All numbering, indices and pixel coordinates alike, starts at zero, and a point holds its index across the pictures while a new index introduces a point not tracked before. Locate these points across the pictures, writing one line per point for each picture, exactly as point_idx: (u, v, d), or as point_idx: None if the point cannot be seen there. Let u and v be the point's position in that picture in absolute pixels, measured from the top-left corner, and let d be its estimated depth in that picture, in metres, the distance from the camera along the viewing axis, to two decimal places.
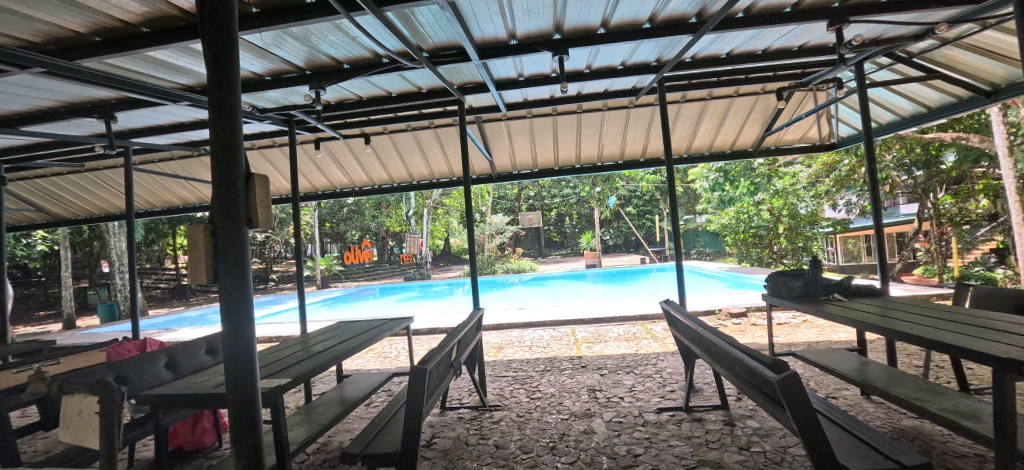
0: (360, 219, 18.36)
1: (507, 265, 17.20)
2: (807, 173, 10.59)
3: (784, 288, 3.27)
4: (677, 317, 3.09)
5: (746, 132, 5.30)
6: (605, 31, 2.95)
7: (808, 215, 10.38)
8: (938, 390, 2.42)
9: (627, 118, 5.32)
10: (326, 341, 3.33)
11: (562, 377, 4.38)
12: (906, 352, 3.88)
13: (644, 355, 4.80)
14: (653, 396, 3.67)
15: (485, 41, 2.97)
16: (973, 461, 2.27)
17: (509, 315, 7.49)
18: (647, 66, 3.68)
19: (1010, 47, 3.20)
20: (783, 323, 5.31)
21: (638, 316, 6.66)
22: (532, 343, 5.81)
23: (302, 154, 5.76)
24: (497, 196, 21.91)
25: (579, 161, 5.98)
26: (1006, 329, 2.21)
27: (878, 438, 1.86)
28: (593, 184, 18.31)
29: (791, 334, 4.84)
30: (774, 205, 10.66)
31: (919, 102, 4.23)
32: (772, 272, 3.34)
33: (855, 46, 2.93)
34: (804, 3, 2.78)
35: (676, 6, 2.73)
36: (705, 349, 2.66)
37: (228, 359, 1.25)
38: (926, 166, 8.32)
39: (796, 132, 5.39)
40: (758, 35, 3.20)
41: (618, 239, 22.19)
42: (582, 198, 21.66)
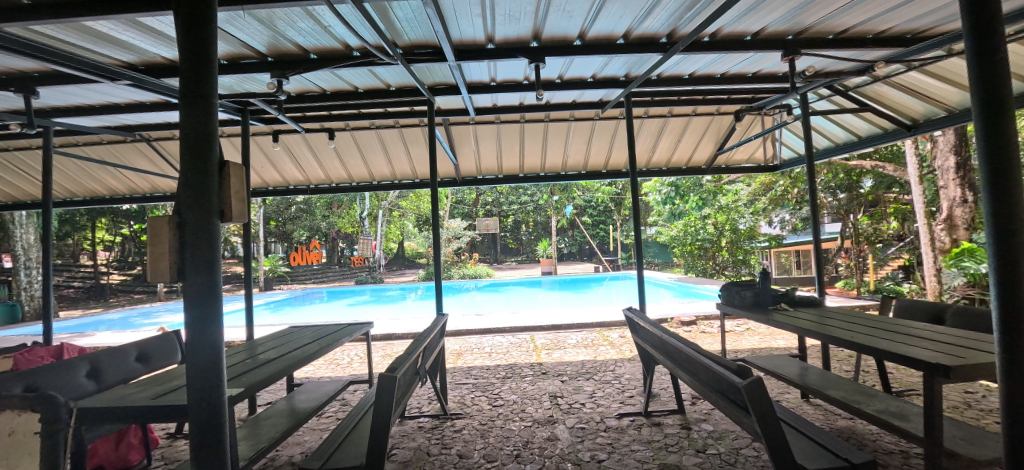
0: (310, 218, 17.41)
1: (463, 271, 17.03)
2: (748, 191, 11.19)
3: (738, 297, 3.45)
4: (640, 324, 3.15)
5: (700, 150, 5.62)
6: (581, 43, 3.01)
7: (747, 230, 11.24)
8: (870, 392, 2.66)
9: (592, 129, 5.45)
10: (277, 347, 3.11)
11: (523, 383, 4.37)
12: (838, 357, 4.26)
13: (602, 362, 4.91)
14: (613, 402, 3.75)
15: (462, 42, 2.93)
16: (900, 457, 2.51)
17: (467, 321, 7.39)
18: (616, 80, 3.81)
19: (928, 86, 3.64)
20: (730, 331, 5.65)
21: (595, 323, 6.81)
22: (492, 349, 5.76)
23: (254, 147, 5.40)
24: (454, 201, 21.80)
25: (543, 169, 6.05)
26: (928, 337, 2.47)
27: (828, 438, 2.00)
28: (551, 192, 18.63)
29: (737, 341, 5.16)
30: (718, 220, 11.41)
31: (852, 131, 4.69)
32: (727, 282, 3.52)
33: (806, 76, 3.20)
34: (763, 33, 2.97)
35: (649, 25, 2.83)
36: (668, 355, 2.73)
37: (191, 367, 1.13)
38: (847, 190, 9.29)
39: (745, 153, 5.79)
40: (720, 59, 3.39)
41: (572, 247, 22.75)
42: (539, 206, 21.97)
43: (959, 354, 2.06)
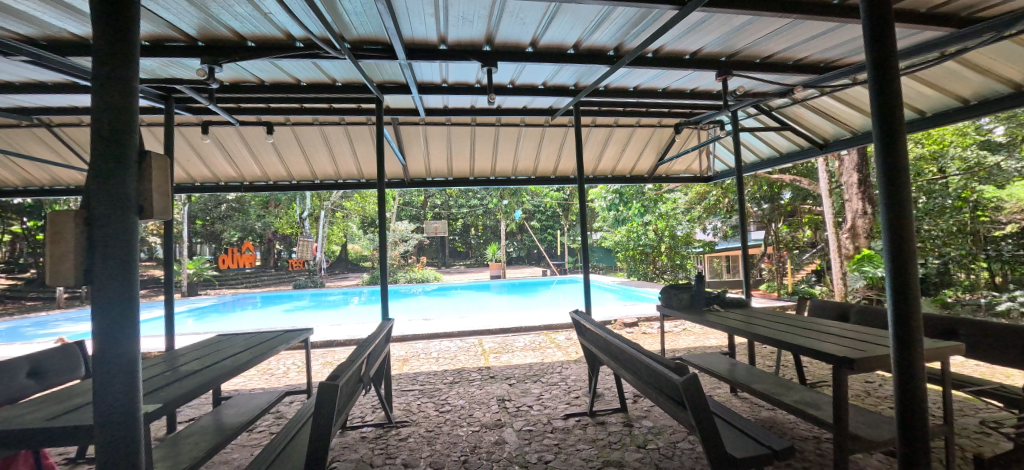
0: (243, 218, 16.22)
1: (410, 274, 16.61)
2: (685, 199, 11.83)
3: (675, 299, 3.66)
4: (586, 326, 3.24)
5: (643, 160, 5.92)
6: (533, 50, 3.07)
7: (684, 236, 11.92)
8: (788, 385, 2.92)
9: (541, 135, 5.55)
10: (204, 358, 2.85)
11: (471, 388, 4.33)
12: (762, 354, 4.64)
13: (549, 364, 5.00)
14: (560, 403, 3.83)
15: (414, 41, 2.87)
16: (814, 442, 2.78)
17: (414, 326, 7.20)
18: (565, 89, 3.92)
19: (836, 110, 4.10)
20: (668, 332, 5.98)
21: (543, 326, 6.91)
22: (439, 354, 5.66)
23: (179, 138, 4.94)
24: (402, 203, 21.26)
25: (494, 173, 6.06)
26: (837, 334, 2.76)
27: (753, 428, 2.16)
28: (501, 197, 18.74)
29: (675, 341, 5.47)
30: (658, 226, 12.05)
31: (775, 147, 5.15)
32: (666, 285, 3.72)
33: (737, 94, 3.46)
34: (700, 53, 3.18)
35: (598, 37, 2.94)
36: (612, 356, 2.83)
37: (99, 381, 1.01)
38: (770, 201, 10.19)
39: (683, 164, 6.18)
40: (661, 75, 3.59)
41: (521, 251, 22.99)
42: (489, 210, 22.00)
43: (861, 348, 2.32)
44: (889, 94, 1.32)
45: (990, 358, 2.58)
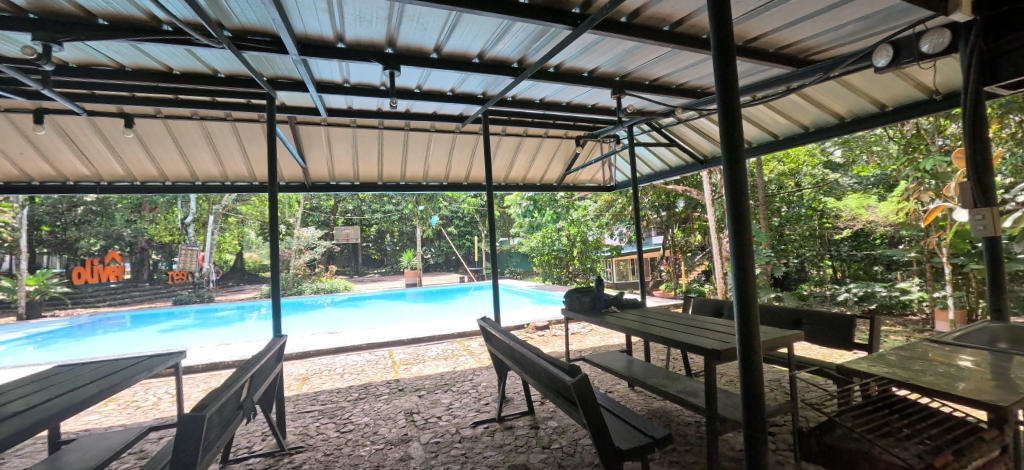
0: (106, 225, 13.77)
1: (317, 284, 15.38)
2: (595, 207, 12.66)
3: (578, 302, 3.85)
4: (493, 333, 3.26)
5: (552, 169, 6.18)
6: (437, 57, 3.04)
7: (594, 241, 12.51)
8: (673, 376, 3.22)
9: (453, 142, 5.52)
10: (33, 394, 2.34)
11: (378, 403, 4.12)
12: (656, 349, 5.08)
13: (461, 372, 4.96)
14: (469, 411, 3.80)
15: (307, 36, 2.68)
16: (694, 426, 3.10)
17: (317, 341, 6.68)
18: (474, 97, 3.94)
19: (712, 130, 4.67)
20: (576, 333, 6.28)
21: (457, 334, 6.84)
22: (344, 370, 5.31)
23: (8, 128, 4.06)
24: (308, 208, 19.70)
25: (404, 178, 5.90)
26: (712, 329, 3.11)
27: (638, 419, 2.34)
28: (417, 202, 18.28)
29: (582, 341, 5.77)
30: (571, 232, 12.62)
31: (665, 161, 5.74)
32: (569, 289, 3.90)
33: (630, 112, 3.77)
34: (596, 72, 3.40)
35: (501, 49, 3.01)
36: (516, 361, 2.88)
37: None
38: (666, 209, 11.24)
39: (588, 174, 6.57)
40: (563, 89, 3.77)
41: (439, 257, 22.59)
42: (405, 215, 21.32)
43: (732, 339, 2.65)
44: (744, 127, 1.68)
45: (823, 341, 3.10)
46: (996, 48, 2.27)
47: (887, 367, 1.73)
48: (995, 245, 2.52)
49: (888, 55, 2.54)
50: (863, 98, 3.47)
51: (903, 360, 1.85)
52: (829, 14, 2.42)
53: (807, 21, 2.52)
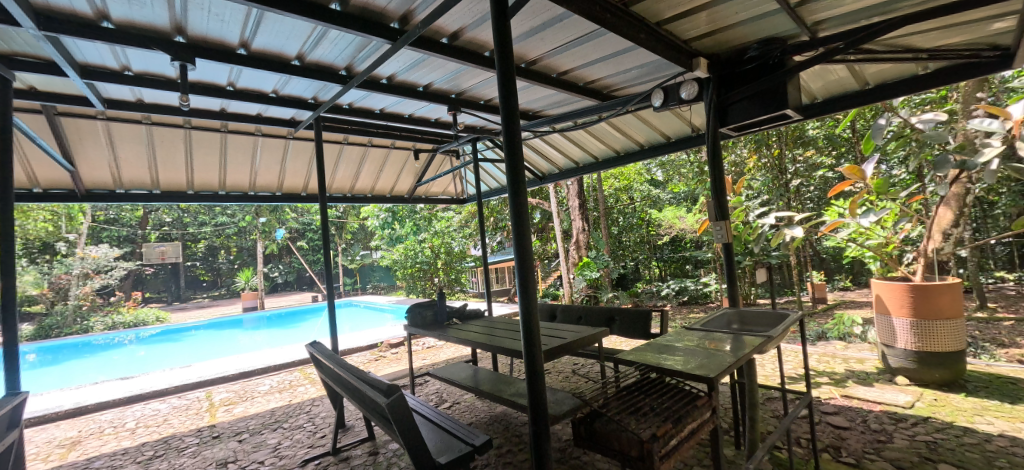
0: None
1: (115, 317, 12.16)
2: (458, 218, 12.85)
3: (420, 317, 3.80)
4: (321, 359, 2.98)
5: (401, 181, 6.09)
6: (246, 53, 2.70)
7: (459, 251, 12.59)
8: (508, 380, 3.42)
9: (285, 149, 4.98)
10: None
11: (181, 459, 3.42)
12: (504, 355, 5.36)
13: (298, 404, 4.45)
14: (300, 448, 3.42)
15: (49, 8, 2.11)
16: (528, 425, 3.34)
17: (101, 390, 5.28)
18: (302, 101, 3.62)
19: (546, 151, 5.31)
20: (431, 347, 6.26)
21: (298, 362, 6.15)
22: (138, 423, 4.29)
23: None
24: (101, 220, 15.58)
25: (224, 187, 5.12)
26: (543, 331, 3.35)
27: (463, 428, 2.39)
28: (258, 213, 16.02)
29: (436, 355, 5.77)
30: (434, 243, 12.35)
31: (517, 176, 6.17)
32: (412, 305, 3.82)
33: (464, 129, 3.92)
34: (431, 87, 3.44)
35: (324, 54, 2.82)
36: (343, 386, 2.69)
37: None
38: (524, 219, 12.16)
39: (440, 186, 6.69)
40: (401, 102, 3.73)
41: (289, 275, 20.17)
42: (243, 228, 18.48)
43: (558, 336, 2.88)
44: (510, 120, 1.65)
45: (629, 334, 3.70)
46: (726, 98, 2.96)
47: (648, 352, 2.10)
48: (732, 255, 3.03)
49: (661, 97, 3.15)
50: (654, 129, 4.23)
51: (660, 345, 2.26)
52: (617, 60, 2.88)
53: (600, 63, 2.88)
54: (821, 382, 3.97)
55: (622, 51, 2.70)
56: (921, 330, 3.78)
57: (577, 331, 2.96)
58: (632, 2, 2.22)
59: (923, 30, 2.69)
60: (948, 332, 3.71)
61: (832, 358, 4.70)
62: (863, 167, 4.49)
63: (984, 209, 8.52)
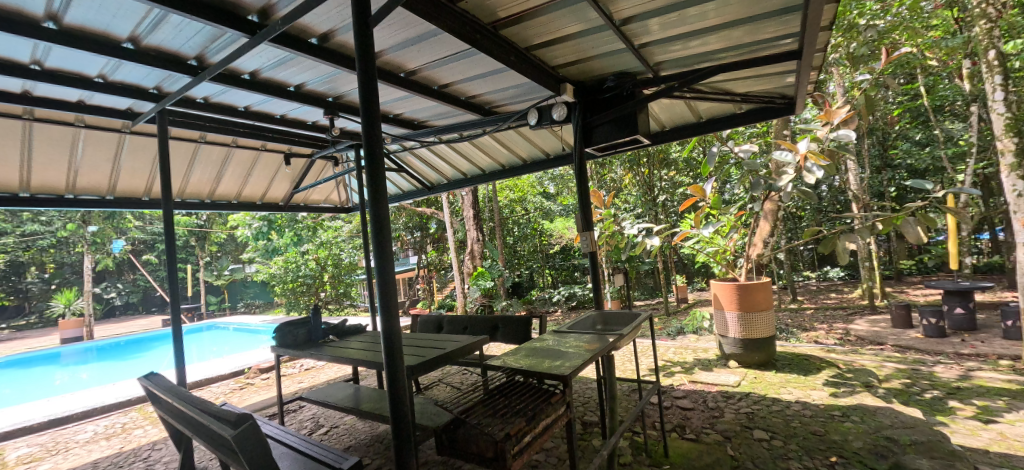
0: None
1: None
2: (347, 227, 12.07)
3: (291, 337, 3.46)
4: (158, 394, 2.54)
5: (275, 187, 5.57)
6: (55, 27, 2.23)
7: (349, 263, 11.52)
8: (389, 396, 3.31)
9: (119, 145, 4.20)
10: None
11: None
12: None
13: (133, 451, 3.73)
14: None
15: None
16: None
17: None
18: (141, 91, 3.10)
19: (433, 162, 5.36)
20: (310, 369, 5.79)
21: (137, 399, 5.16)
22: None
23: None
24: None
25: (28, 188, 4.12)
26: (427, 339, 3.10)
27: (332, 453, 2.24)
28: (88, 221, 13.13)
29: (315, 377, 5.34)
30: (320, 255, 11.14)
31: (411, 185, 6.15)
32: (280, 323, 3.44)
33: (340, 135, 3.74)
34: (303, 88, 3.22)
35: (166, 39, 2.47)
36: (185, 422, 2.32)
37: None
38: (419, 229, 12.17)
39: (321, 194, 6.29)
40: (270, 101, 3.42)
41: (132, 295, 16.84)
42: (64, 239, 14.95)
43: (438, 346, 2.76)
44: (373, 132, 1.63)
45: (514, 340, 3.94)
46: (590, 121, 3.32)
47: (521, 357, 2.22)
48: (597, 262, 3.38)
49: (536, 116, 3.37)
50: (535, 146, 4.58)
51: (533, 349, 2.40)
52: (493, 79, 3.02)
53: (478, 79, 2.99)
54: (675, 371, 4.59)
55: (497, 71, 2.84)
56: (745, 321, 4.60)
57: (460, 341, 2.87)
58: (501, 26, 2.37)
59: (736, 78, 3.29)
60: (763, 321, 4.59)
61: (685, 350, 5.47)
62: (704, 186, 5.35)
63: (792, 222, 10.77)
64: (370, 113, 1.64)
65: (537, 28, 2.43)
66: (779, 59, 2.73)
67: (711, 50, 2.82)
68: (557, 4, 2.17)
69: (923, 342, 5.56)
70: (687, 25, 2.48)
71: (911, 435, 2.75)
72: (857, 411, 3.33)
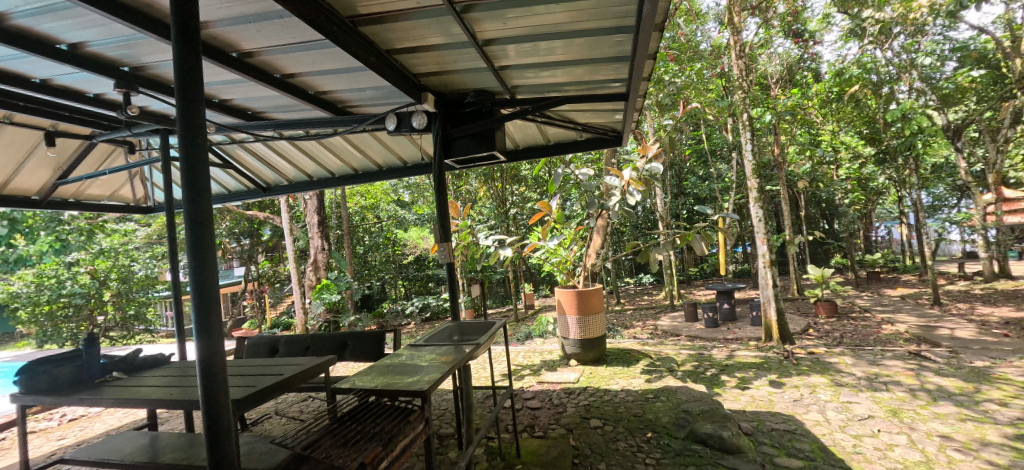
0: None
1: None
2: (144, 232, 9.63)
3: (46, 381, 2.46)
4: None
5: (25, 175, 4.11)
6: None
7: (145, 277, 9.02)
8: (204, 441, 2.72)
9: None
10: None
11: None
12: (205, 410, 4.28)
13: None
14: None
15: None
16: None
17: None
18: None
19: (271, 161, 4.69)
20: (76, 419, 4.39)
21: None
22: None
23: None
24: None
25: None
26: (259, 364, 2.61)
27: None
28: None
29: (85, 429, 4.07)
30: (98, 268, 8.39)
31: (239, 183, 5.27)
32: (30, 361, 2.43)
33: (135, 115, 2.93)
34: (85, 50, 2.38)
35: None
36: None
37: None
38: (250, 236, 10.65)
39: (104, 188, 4.87)
40: (23, 60, 2.46)
41: None
42: None
43: (273, 372, 2.37)
44: (196, 127, 1.28)
45: (363, 357, 3.67)
46: (451, 133, 3.36)
47: (374, 376, 2.07)
48: (454, 273, 3.39)
49: (394, 121, 3.22)
50: (392, 152, 4.42)
51: (388, 365, 2.26)
52: (349, 78, 2.80)
53: (332, 74, 2.73)
54: (525, 374, 4.91)
55: (354, 69, 2.64)
56: (583, 323, 5.19)
57: (300, 364, 2.52)
58: (360, 22, 2.22)
59: (579, 109, 3.72)
60: (597, 323, 5.26)
61: (533, 353, 5.90)
62: (550, 202, 5.88)
63: (617, 236, 12.67)
64: (188, 87, 1.28)
65: (400, 32, 2.35)
66: (610, 98, 3.20)
67: (558, 82, 3.14)
68: (423, 12, 2.13)
69: (703, 331, 7.15)
70: (540, 56, 2.71)
71: (699, 406, 3.50)
72: (663, 392, 4.07)
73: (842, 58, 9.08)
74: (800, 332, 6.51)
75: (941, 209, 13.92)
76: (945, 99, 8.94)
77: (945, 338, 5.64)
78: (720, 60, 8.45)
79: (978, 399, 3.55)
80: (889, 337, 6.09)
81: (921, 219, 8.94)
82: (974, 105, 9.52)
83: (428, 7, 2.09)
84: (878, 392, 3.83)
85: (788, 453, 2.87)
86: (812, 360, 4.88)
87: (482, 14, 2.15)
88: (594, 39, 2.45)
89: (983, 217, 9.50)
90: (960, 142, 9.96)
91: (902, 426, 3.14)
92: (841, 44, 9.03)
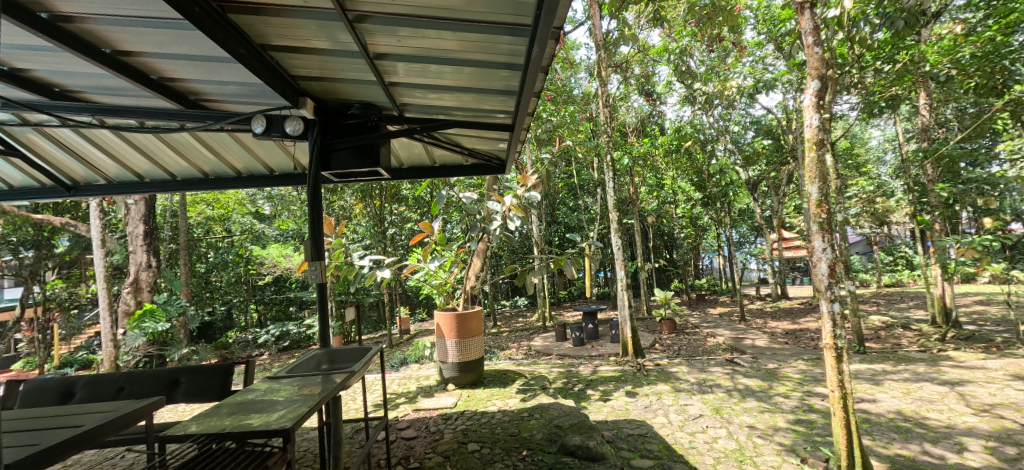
0: None
1: None
2: None
3: None
4: None
5: None
6: None
7: None
8: None
9: None
10: None
11: None
12: None
13: None
14: None
15: None
16: None
17: None
18: None
19: (83, 153, 3.74)
20: None
21: None
22: None
23: None
24: None
25: None
26: (44, 414, 1.98)
27: None
28: None
29: None
30: None
31: (28, 177, 4.05)
32: None
33: None
34: None
35: None
36: None
37: None
38: (35, 247, 8.21)
39: None
40: None
41: None
42: None
43: (68, 424, 1.81)
44: None
45: (200, 397, 3.05)
46: (329, 144, 3.13)
47: (220, 417, 1.75)
48: (325, 295, 3.10)
49: (263, 123, 2.90)
50: (256, 158, 3.92)
51: (238, 404, 1.93)
52: (206, 67, 2.41)
53: (184, 60, 2.33)
54: (400, 403, 4.65)
55: (215, 58, 2.31)
56: (461, 346, 5.14)
57: (110, 411, 1.97)
58: (231, 10, 1.97)
59: (466, 135, 3.82)
60: (475, 345, 5.28)
61: (409, 379, 5.65)
62: (432, 223, 5.72)
63: (495, 260, 13.08)
64: None
65: (279, 29, 2.15)
66: (496, 128, 3.35)
67: (446, 106, 3.20)
68: (310, 12, 2.00)
69: (572, 350, 7.73)
70: (429, 78, 2.73)
71: (569, 420, 3.73)
72: (537, 409, 4.26)
73: (679, 117, 11.13)
74: (648, 347, 7.51)
75: (745, 244, 17.66)
76: (747, 158, 11.50)
77: (749, 347, 7.06)
78: (588, 106, 9.61)
79: (771, 394, 4.51)
80: (712, 348, 7.40)
81: (732, 252, 11.15)
82: (763, 166, 12.43)
83: (316, 9, 1.97)
84: (706, 393, 4.60)
85: (641, 455, 3.24)
86: (658, 371, 5.65)
87: (376, 27, 2.10)
88: (484, 70, 2.57)
89: (771, 252, 12.21)
90: (756, 193, 12.86)
91: (723, 421, 3.82)
92: (679, 106, 11.10)
